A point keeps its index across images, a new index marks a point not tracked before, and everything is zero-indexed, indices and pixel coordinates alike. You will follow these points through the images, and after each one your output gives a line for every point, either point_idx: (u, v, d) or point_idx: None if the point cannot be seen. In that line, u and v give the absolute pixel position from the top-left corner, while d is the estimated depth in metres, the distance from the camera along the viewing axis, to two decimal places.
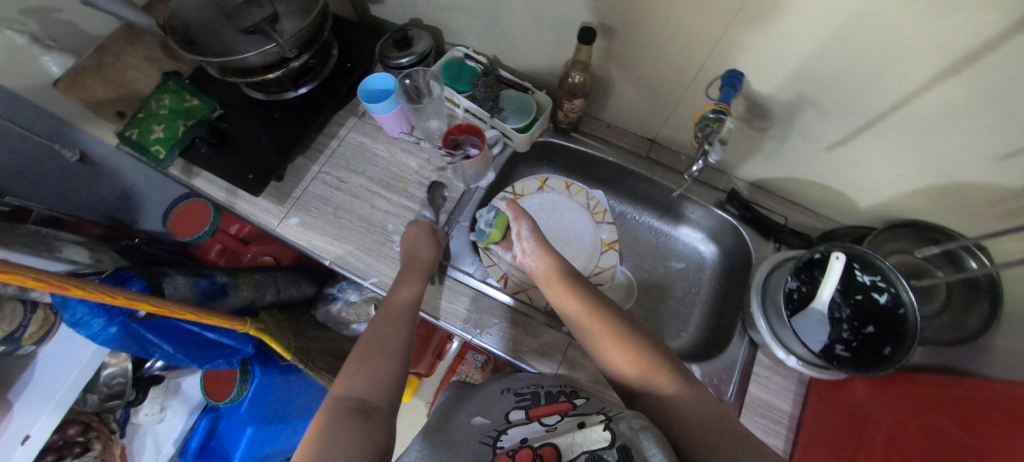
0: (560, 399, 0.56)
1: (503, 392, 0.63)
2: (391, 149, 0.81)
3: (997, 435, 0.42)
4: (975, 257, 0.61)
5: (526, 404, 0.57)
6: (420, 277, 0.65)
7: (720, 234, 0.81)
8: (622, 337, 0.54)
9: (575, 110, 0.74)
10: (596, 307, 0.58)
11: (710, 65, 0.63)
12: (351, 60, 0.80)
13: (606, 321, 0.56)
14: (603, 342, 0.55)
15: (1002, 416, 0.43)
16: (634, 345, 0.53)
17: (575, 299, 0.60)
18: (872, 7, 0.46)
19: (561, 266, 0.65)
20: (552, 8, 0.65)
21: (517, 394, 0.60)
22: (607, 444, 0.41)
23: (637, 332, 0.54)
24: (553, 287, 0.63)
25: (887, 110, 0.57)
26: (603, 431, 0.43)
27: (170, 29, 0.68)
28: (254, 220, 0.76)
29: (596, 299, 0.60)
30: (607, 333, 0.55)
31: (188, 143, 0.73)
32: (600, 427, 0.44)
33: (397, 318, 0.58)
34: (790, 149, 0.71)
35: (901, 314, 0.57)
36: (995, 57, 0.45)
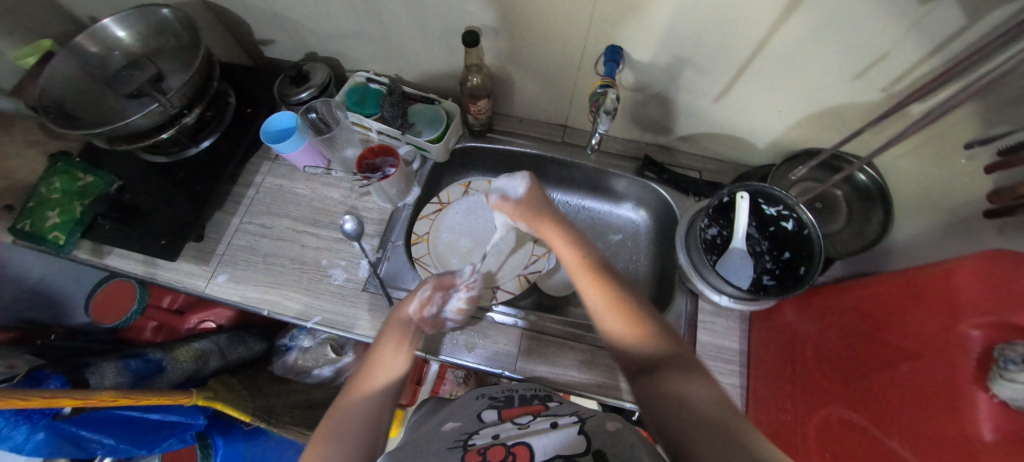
0: (533, 403, 0.58)
1: (477, 398, 0.62)
2: (312, 185, 0.80)
3: (895, 320, 0.46)
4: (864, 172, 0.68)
5: (499, 405, 0.58)
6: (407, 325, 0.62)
7: (646, 200, 0.85)
8: (633, 321, 0.52)
9: (482, 111, 0.76)
10: (614, 291, 0.55)
11: (592, 44, 0.66)
12: (250, 105, 0.80)
13: (621, 302, 0.54)
14: (615, 326, 0.53)
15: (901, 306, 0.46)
16: (652, 337, 0.51)
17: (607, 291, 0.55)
18: None
19: (592, 259, 0.59)
20: (433, 18, 0.67)
21: (490, 398, 0.60)
22: (583, 451, 0.42)
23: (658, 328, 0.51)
24: (581, 277, 0.58)
25: (751, 55, 0.62)
26: (579, 437, 0.45)
27: (43, 108, 0.65)
28: (178, 287, 0.72)
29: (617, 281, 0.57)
30: (625, 319, 0.52)
31: (89, 222, 0.69)
32: (574, 432, 0.46)
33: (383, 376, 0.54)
34: (685, 108, 0.76)
35: (806, 234, 0.63)
36: None
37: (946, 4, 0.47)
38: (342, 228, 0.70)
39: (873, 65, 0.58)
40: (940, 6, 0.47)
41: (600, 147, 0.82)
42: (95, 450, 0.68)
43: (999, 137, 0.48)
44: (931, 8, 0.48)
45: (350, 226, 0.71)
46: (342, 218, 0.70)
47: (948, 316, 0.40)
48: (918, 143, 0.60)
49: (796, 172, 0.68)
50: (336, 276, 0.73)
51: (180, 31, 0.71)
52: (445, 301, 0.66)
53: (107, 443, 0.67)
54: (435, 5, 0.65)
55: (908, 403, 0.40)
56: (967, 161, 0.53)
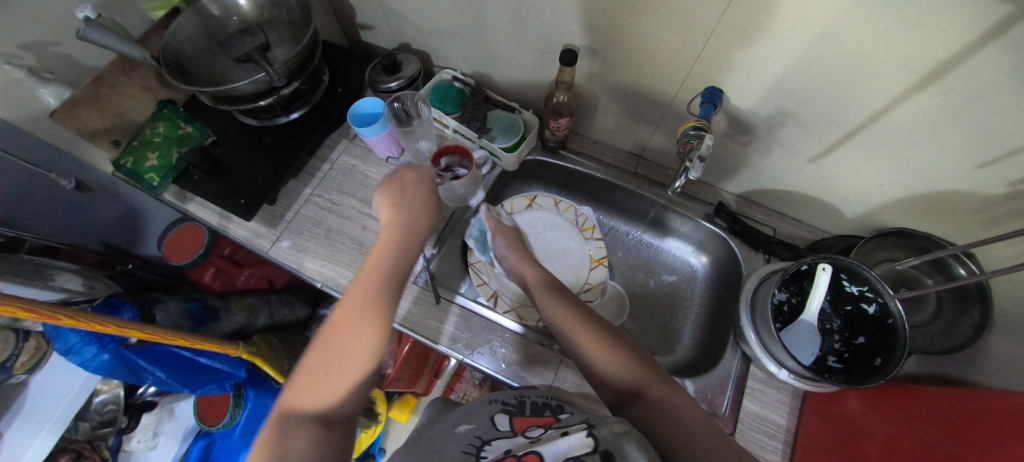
0: (546, 414, 0.56)
1: (489, 403, 0.61)
2: (382, 171, 0.82)
3: (986, 440, 0.41)
4: (964, 264, 0.61)
5: (511, 411, 0.57)
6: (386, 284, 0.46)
7: (710, 247, 0.82)
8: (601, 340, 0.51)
9: (561, 128, 0.75)
10: (578, 313, 0.54)
11: (691, 81, 0.64)
12: (341, 85, 0.83)
13: (586, 322, 0.53)
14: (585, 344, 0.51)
15: (1005, 429, 0.41)
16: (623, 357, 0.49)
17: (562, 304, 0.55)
18: (842, 25, 0.47)
19: (548, 280, 0.59)
20: (535, 31, 0.67)
21: (503, 404, 0.59)
22: (589, 450, 0.40)
23: (611, 334, 0.52)
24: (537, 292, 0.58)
25: (864, 122, 0.58)
26: (585, 438, 0.42)
27: (163, 60, 0.70)
28: (246, 244, 0.76)
29: (579, 306, 0.56)
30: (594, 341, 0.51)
31: (181, 169, 0.74)
32: (583, 434, 0.43)
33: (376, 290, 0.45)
34: (773, 162, 0.72)
35: (890, 324, 0.57)
36: (964, 69, 0.46)
37: None
38: None
39: (1006, 159, 0.52)
40: None
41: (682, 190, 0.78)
42: (145, 379, 0.71)
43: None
44: None
45: None
46: None
47: None
48: None
49: (904, 263, 0.61)
50: None
51: (293, 6, 0.74)
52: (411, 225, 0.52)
53: (157, 375, 0.72)
54: (540, 20, 0.65)
55: None
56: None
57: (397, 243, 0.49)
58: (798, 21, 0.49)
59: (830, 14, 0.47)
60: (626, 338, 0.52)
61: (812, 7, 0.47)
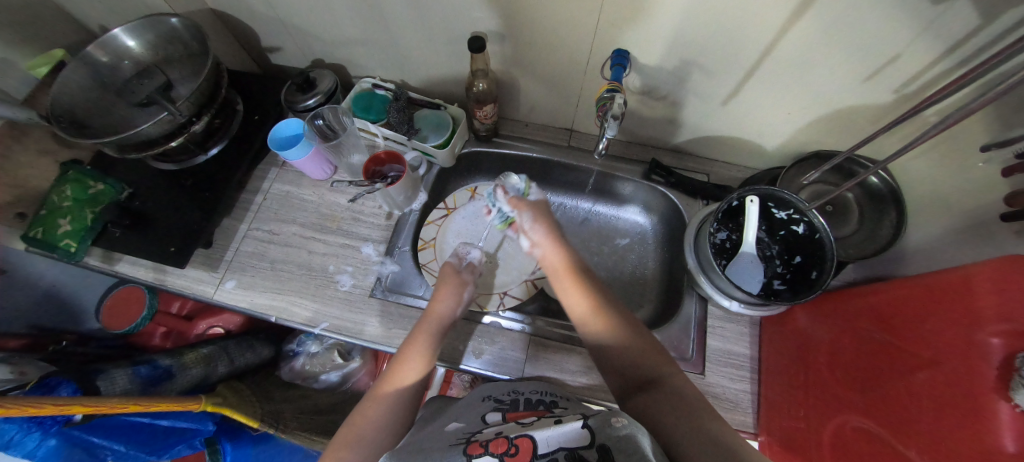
0: (539, 407, 0.56)
1: (483, 400, 0.61)
2: (318, 191, 0.80)
3: (915, 330, 0.44)
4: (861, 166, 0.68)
5: (503, 408, 0.57)
6: (431, 336, 0.62)
7: (653, 203, 0.84)
8: (618, 334, 0.56)
9: (488, 116, 0.76)
10: (602, 307, 0.59)
11: (598, 48, 0.66)
12: (258, 112, 0.80)
13: (609, 318, 0.57)
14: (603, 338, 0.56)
15: (925, 313, 0.45)
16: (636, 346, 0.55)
17: (585, 299, 0.60)
18: None
19: (576, 266, 0.64)
20: (440, 24, 0.68)
21: (496, 401, 0.60)
22: (587, 444, 0.41)
23: (627, 325, 0.57)
24: (563, 285, 0.63)
25: (759, 59, 0.62)
26: (581, 429, 0.43)
27: (55, 117, 0.66)
28: (188, 293, 0.73)
29: (606, 298, 0.60)
30: (612, 334, 0.56)
31: (100, 229, 0.70)
32: (578, 424, 0.44)
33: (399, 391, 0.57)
34: (692, 111, 0.75)
35: (818, 238, 0.62)
36: None
37: (960, 4, 0.46)
38: (365, 252, 0.75)
39: (885, 68, 0.57)
40: (954, 6, 0.47)
41: (606, 152, 0.82)
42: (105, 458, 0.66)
43: (1016, 140, 0.47)
44: (945, 8, 0.48)
45: (370, 250, 0.75)
46: (363, 243, 0.75)
47: (965, 323, 0.39)
48: (931, 147, 0.60)
49: (809, 177, 0.66)
50: (344, 282, 0.73)
51: (189, 39, 0.71)
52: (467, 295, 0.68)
53: (117, 450, 0.66)
54: (442, 11, 0.65)
55: (922, 412, 0.40)
56: (985, 164, 0.52)
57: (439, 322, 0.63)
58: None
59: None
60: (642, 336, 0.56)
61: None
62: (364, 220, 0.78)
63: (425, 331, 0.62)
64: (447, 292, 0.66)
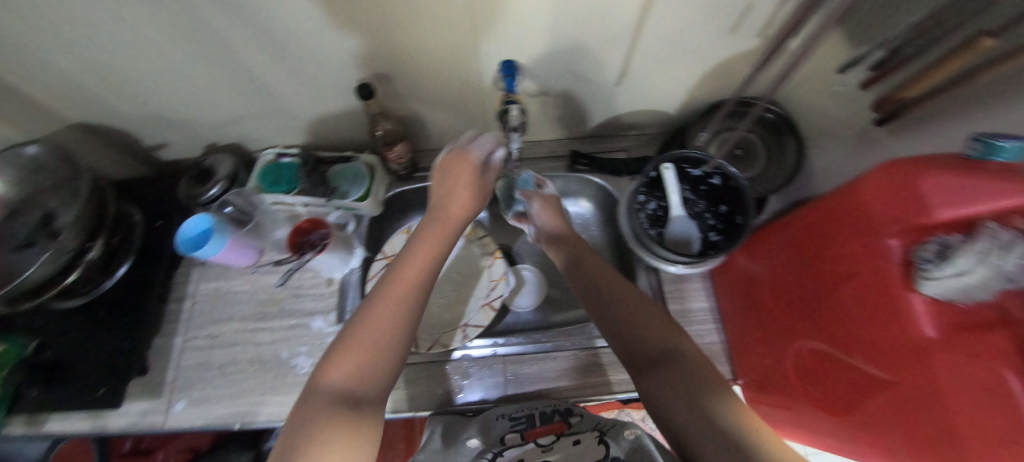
0: (554, 420, 0.60)
1: (496, 418, 0.61)
2: (250, 278, 0.76)
3: (831, 250, 0.47)
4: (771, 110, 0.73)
5: (521, 426, 0.59)
6: (441, 244, 0.60)
7: (587, 190, 0.87)
8: (637, 310, 0.55)
9: (401, 156, 0.76)
10: (612, 282, 0.59)
11: (486, 64, 0.67)
12: (159, 217, 0.75)
13: (620, 294, 0.58)
14: (625, 309, 0.56)
15: (831, 229, 0.47)
16: (659, 324, 0.53)
17: (604, 271, 0.62)
18: None
19: (570, 235, 0.69)
20: (324, 80, 0.66)
21: (511, 417, 0.61)
22: None
23: (645, 302, 0.57)
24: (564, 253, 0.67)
25: (633, 36, 0.65)
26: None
27: None
28: (134, 430, 0.67)
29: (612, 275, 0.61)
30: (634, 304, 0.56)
31: (11, 395, 0.63)
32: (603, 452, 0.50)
33: (383, 321, 0.50)
34: (594, 97, 0.77)
35: (733, 185, 0.67)
36: None
37: None
38: (316, 326, 0.72)
39: (743, 18, 0.61)
40: None
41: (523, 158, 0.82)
42: None
43: (865, 58, 0.52)
44: None
45: (320, 322, 0.72)
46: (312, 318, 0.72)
47: (867, 232, 0.42)
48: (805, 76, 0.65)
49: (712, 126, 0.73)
50: (301, 365, 0.69)
51: (57, 164, 0.66)
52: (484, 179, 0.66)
53: None
54: (321, 67, 0.63)
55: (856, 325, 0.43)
56: (848, 82, 0.56)
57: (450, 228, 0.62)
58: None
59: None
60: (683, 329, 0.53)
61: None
62: (305, 294, 0.74)
63: (435, 239, 0.60)
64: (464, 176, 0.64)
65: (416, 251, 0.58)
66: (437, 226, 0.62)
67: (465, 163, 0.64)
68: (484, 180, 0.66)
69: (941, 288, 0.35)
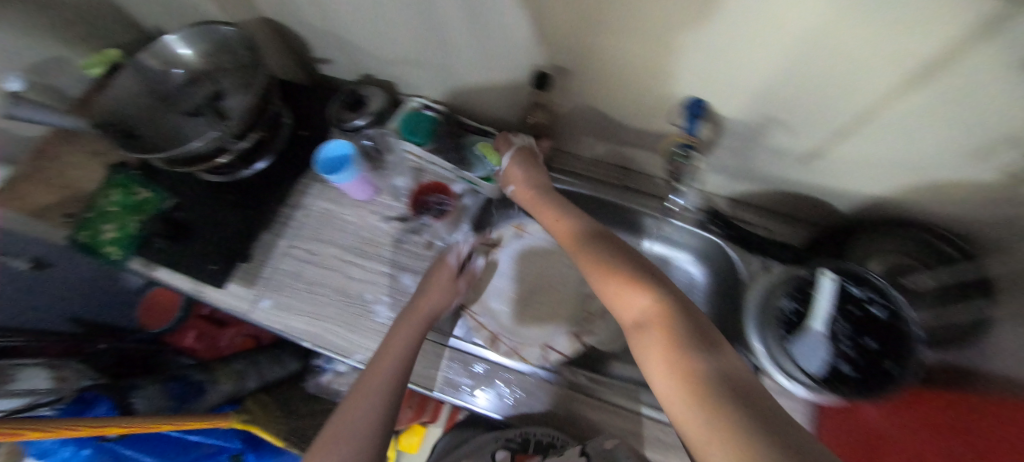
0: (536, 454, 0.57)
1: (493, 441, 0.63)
2: (360, 212, 0.78)
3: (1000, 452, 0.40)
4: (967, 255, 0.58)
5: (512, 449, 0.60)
6: (419, 325, 0.61)
7: (707, 253, 0.79)
8: (630, 280, 0.50)
9: (540, 151, 0.76)
10: (612, 261, 0.53)
11: (672, 95, 0.61)
12: (306, 128, 0.79)
13: (608, 266, 0.53)
14: (613, 288, 0.51)
15: (1009, 435, 0.40)
16: (658, 300, 0.47)
17: (589, 255, 0.56)
18: (835, 24, 0.42)
19: (578, 230, 0.61)
20: (503, 53, 0.63)
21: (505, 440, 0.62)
22: None
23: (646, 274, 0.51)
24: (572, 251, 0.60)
25: (852, 120, 0.54)
26: None
27: (107, 127, 0.64)
28: (223, 308, 0.72)
29: (617, 250, 0.55)
30: (632, 292, 0.49)
31: (143, 239, 0.69)
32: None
33: (380, 378, 0.54)
34: (764, 164, 0.69)
35: (901, 327, 0.56)
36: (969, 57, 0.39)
37: None
38: (403, 282, 0.73)
39: None
40: None
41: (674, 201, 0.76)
42: None
43: None
44: None
45: (408, 280, 0.73)
46: (404, 273, 0.73)
47: None
48: None
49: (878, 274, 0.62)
50: (380, 313, 0.71)
51: (237, 49, 0.68)
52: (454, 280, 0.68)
53: None
54: (507, 42, 0.61)
55: None
56: None
57: (416, 318, 0.62)
58: (782, 28, 0.45)
59: (814, 21, 0.43)
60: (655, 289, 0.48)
61: (791, 15, 0.43)
62: (404, 249, 0.75)
63: (406, 322, 0.61)
64: (438, 282, 0.66)
65: (393, 331, 0.60)
66: (418, 326, 0.61)
67: (442, 268, 0.68)
68: (455, 279, 0.67)
69: None
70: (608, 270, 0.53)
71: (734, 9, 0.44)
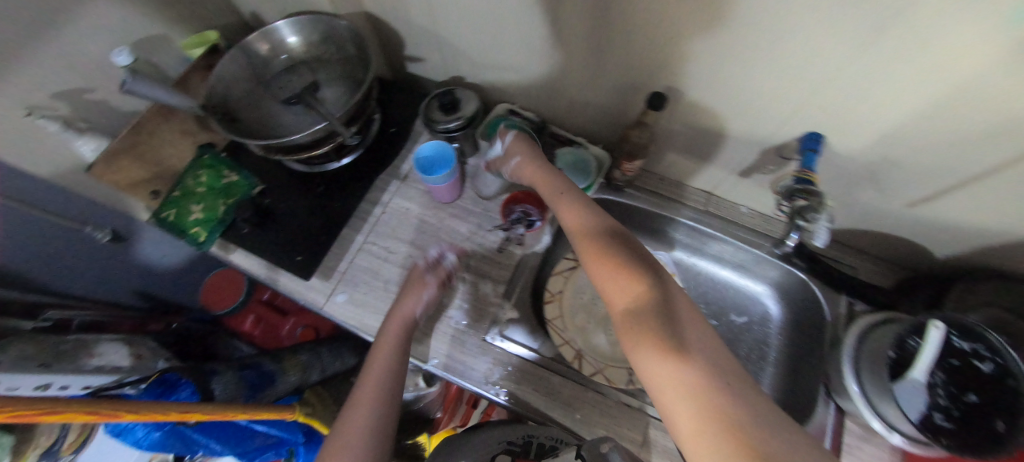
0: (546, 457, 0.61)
1: (499, 443, 0.65)
2: (439, 214, 0.77)
3: None
4: None
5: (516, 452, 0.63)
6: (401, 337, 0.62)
7: (786, 287, 0.78)
8: (609, 260, 0.47)
9: (633, 170, 0.72)
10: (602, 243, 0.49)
11: (788, 127, 0.59)
12: (393, 124, 0.79)
13: (602, 252, 0.48)
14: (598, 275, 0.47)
15: None
16: (624, 286, 0.44)
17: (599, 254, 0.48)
18: (989, 79, 0.41)
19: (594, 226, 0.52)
20: (612, 69, 0.62)
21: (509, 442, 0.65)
22: None
23: (630, 258, 0.46)
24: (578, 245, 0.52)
25: (981, 174, 0.52)
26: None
27: (212, 108, 0.64)
28: (299, 300, 0.71)
29: (613, 242, 0.49)
30: (612, 276, 0.46)
31: (229, 223, 0.69)
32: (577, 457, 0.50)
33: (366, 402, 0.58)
34: (865, 203, 0.67)
35: (1010, 385, 0.51)
36: None
37: None
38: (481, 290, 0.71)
39: None
40: None
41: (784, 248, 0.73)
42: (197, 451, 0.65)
43: None
44: None
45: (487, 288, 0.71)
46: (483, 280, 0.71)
47: None
48: None
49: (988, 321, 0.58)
50: (458, 319, 0.69)
51: (348, 44, 0.69)
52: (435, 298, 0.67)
53: (215, 448, 0.66)
54: (623, 58, 0.59)
55: None
56: None
57: (400, 332, 0.63)
58: (915, 63, 0.43)
59: (991, 51, 0.38)
60: (648, 279, 0.43)
61: (954, 36, 0.39)
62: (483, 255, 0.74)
63: (395, 325, 0.63)
64: (413, 294, 0.65)
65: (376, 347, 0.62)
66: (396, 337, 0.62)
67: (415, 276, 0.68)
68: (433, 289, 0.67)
69: None
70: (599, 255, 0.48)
71: (884, 46, 0.43)
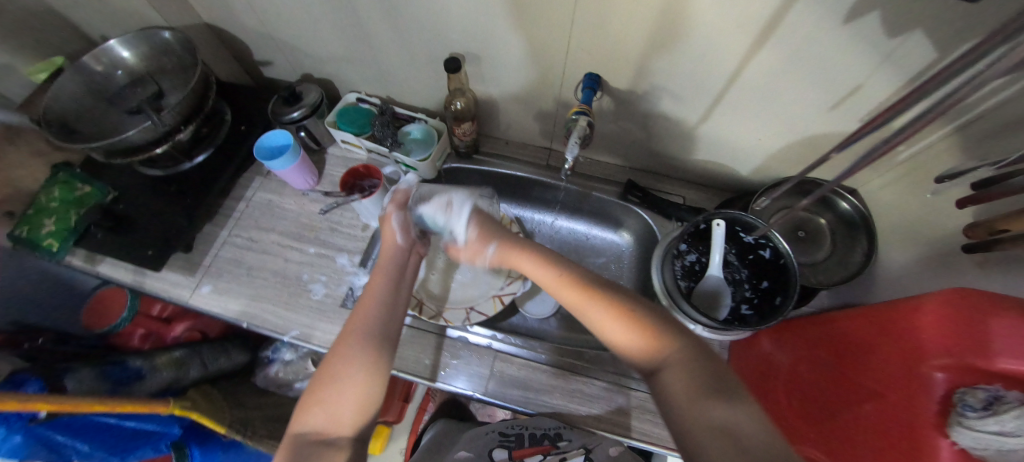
0: (542, 442, 0.72)
1: (488, 431, 0.79)
2: (300, 201, 0.83)
3: (877, 361, 0.43)
4: (847, 201, 0.71)
5: (509, 445, 0.75)
6: (391, 281, 0.61)
7: (629, 223, 0.86)
8: (615, 309, 0.49)
9: (466, 134, 0.79)
10: (598, 292, 0.51)
11: (572, 71, 0.67)
12: (245, 122, 0.84)
13: (610, 303, 0.50)
14: (598, 319, 0.50)
15: (882, 347, 0.43)
16: (653, 334, 0.47)
17: (604, 310, 0.49)
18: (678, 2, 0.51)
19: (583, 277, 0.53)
20: (418, 44, 0.70)
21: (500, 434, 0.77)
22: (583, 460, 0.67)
23: (664, 320, 0.48)
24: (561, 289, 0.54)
25: (726, 84, 0.62)
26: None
27: (46, 121, 0.68)
28: (165, 296, 0.74)
29: (601, 285, 0.52)
30: (624, 324, 0.48)
31: (82, 231, 0.71)
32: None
33: (361, 338, 0.53)
34: (668, 133, 0.76)
35: (782, 264, 0.62)
36: (794, 13, 0.49)
37: (915, 38, 0.47)
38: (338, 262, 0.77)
39: (849, 97, 0.57)
40: (911, 38, 0.47)
41: (578, 171, 0.84)
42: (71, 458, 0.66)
43: (1002, 177, 0.46)
44: (902, 41, 0.48)
45: (343, 260, 0.77)
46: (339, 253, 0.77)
47: (908, 358, 0.40)
48: (911, 169, 0.61)
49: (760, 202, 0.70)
50: (317, 291, 0.74)
51: (179, 52, 0.74)
52: (406, 222, 0.67)
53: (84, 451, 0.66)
54: (420, 31, 0.67)
55: (875, 443, 0.41)
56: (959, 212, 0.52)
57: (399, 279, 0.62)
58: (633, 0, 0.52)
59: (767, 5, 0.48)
60: (686, 342, 0.46)
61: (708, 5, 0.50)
62: (342, 231, 0.80)
63: (387, 263, 0.64)
64: (392, 225, 0.66)
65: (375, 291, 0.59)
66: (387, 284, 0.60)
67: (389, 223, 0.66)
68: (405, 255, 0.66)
69: (978, 443, 0.33)
70: (617, 309, 0.49)
71: None
